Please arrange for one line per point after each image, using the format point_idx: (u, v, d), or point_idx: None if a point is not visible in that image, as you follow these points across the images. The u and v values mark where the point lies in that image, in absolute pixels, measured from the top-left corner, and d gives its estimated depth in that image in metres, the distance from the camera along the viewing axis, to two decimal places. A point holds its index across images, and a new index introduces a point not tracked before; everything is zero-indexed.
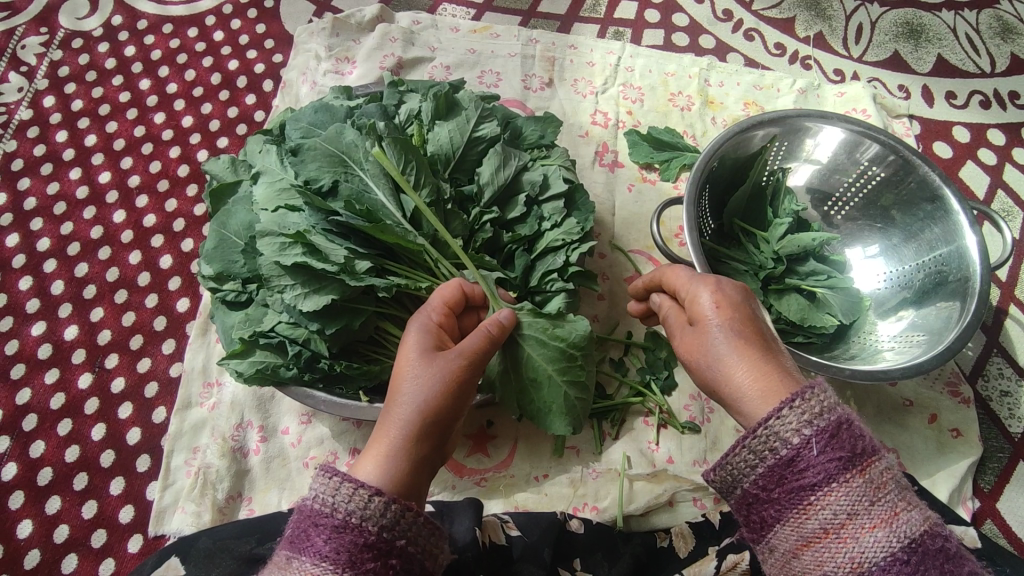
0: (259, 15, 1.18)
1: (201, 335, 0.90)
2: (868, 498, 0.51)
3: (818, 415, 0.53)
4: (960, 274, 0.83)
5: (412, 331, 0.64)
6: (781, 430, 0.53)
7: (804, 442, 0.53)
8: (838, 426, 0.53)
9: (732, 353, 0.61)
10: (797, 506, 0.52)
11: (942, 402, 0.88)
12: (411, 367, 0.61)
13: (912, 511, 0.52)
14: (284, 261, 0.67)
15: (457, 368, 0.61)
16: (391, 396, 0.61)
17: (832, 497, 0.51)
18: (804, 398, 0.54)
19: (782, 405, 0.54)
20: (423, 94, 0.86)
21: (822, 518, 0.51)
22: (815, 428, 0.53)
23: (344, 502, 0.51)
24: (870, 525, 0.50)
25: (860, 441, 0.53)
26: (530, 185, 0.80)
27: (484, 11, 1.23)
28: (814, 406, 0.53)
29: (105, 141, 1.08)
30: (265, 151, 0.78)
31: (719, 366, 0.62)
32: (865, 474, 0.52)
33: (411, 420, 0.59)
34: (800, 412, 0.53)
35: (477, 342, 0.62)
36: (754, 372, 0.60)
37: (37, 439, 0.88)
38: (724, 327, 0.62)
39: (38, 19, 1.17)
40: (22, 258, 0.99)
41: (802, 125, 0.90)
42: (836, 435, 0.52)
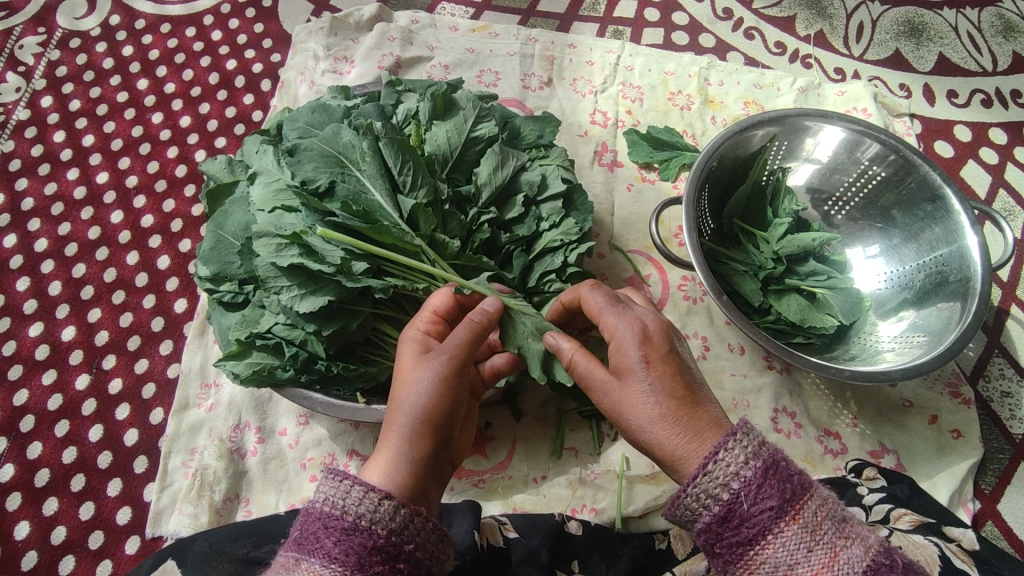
0: (258, 14, 1.18)
1: (199, 336, 0.90)
2: (806, 544, 0.50)
3: (742, 466, 0.52)
4: (961, 274, 0.82)
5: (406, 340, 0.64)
6: (709, 487, 0.53)
7: (735, 496, 0.52)
8: (764, 474, 0.52)
9: (664, 418, 0.58)
10: (740, 562, 0.52)
11: (942, 402, 0.88)
12: (404, 375, 0.61)
13: (853, 545, 0.51)
14: (280, 262, 0.67)
15: (449, 366, 0.60)
16: (393, 401, 0.60)
17: (770, 549, 0.51)
18: (728, 447, 0.53)
19: (707, 460, 0.53)
20: (421, 93, 0.86)
21: (766, 571, 0.51)
22: (742, 480, 0.52)
23: (354, 505, 0.51)
24: (811, 572, 0.50)
25: (789, 484, 0.52)
26: (528, 185, 0.80)
27: (484, 10, 1.22)
28: (739, 456, 0.53)
29: (102, 141, 1.07)
30: (262, 151, 0.78)
31: (651, 432, 0.58)
32: (798, 518, 0.51)
33: (414, 420, 0.58)
34: (725, 464, 0.53)
35: (468, 336, 0.61)
36: (684, 440, 0.57)
37: (34, 440, 0.88)
38: (652, 384, 0.58)
39: (36, 18, 1.16)
40: (20, 259, 0.99)
41: (802, 124, 0.90)
42: (764, 484, 0.52)
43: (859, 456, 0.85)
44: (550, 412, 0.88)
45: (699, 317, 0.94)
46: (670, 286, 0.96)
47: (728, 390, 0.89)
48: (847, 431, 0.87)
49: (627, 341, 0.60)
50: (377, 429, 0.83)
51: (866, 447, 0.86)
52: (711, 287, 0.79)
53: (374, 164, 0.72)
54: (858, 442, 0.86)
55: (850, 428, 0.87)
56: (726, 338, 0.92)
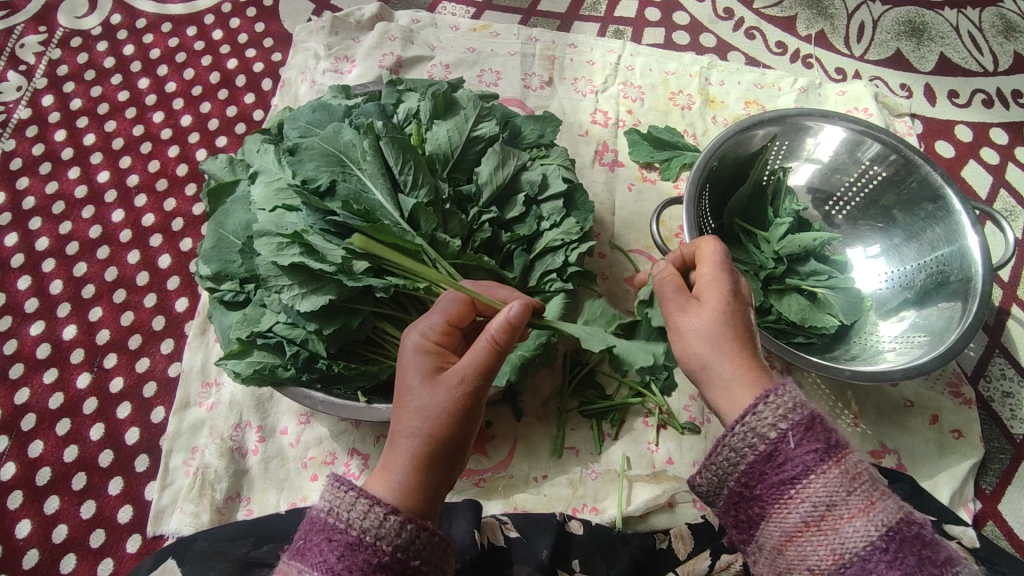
0: (259, 14, 1.18)
1: (200, 335, 0.90)
2: (845, 489, 0.51)
3: (791, 410, 0.53)
4: (963, 274, 0.82)
5: (411, 351, 0.60)
6: (757, 427, 0.53)
7: (783, 437, 0.53)
8: (810, 421, 0.53)
9: (728, 343, 0.60)
10: (777, 502, 0.53)
11: (943, 402, 0.88)
12: (415, 393, 0.57)
13: (888, 500, 0.51)
14: (281, 262, 0.67)
15: (457, 392, 0.57)
16: (399, 419, 0.58)
17: (810, 490, 0.51)
18: (779, 392, 0.54)
19: (758, 401, 0.54)
20: (422, 92, 0.86)
21: (802, 512, 0.52)
22: (790, 423, 0.53)
23: (358, 520, 0.51)
24: (847, 516, 0.51)
25: (833, 434, 0.53)
26: (529, 185, 0.80)
27: (484, 9, 1.22)
28: (787, 402, 0.53)
29: (104, 141, 1.07)
30: (263, 150, 0.78)
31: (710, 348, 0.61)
32: (840, 466, 0.52)
33: (419, 445, 0.56)
34: (775, 407, 0.53)
35: (486, 357, 0.57)
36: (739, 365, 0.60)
37: (36, 439, 0.88)
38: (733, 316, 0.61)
39: (37, 18, 1.16)
40: (21, 258, 0.99)
41: (803, 124, 0.90)
42: (811, 428, 0.53)
43: (860, 456, 0.85)
44: (550, 411, 0.87)
45: None
46: None
47: None
48: (847, 431, 0.87)
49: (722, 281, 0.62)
50: (378, 428, 0.83)
51: (867, 447, 0.86)
52: None
53: (375, 163, 0.72)
54: (859, 442, 0.86)
55: (850, 428, 0.87)
56: None
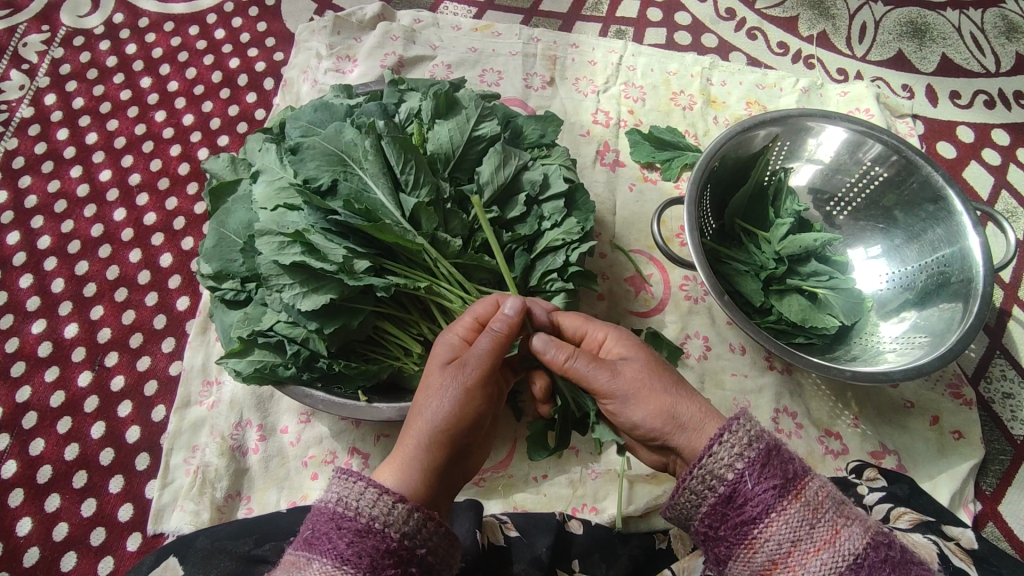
0: (261, 13, 1.18)
1: (201, 334, 0.90)
2: (807, 521, 0.50)
3: (747, 446, 0.53)
4: (964, 275, 0.82)
5: (441, 346, 0.65)
6: (714, 467, 0.53)
7: (740, 476, 0.52)
8: (767, 455, 0.52)
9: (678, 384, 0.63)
10: (744, 542, 0.52)
11: (943, 403, 0.88)
12: (435, 380, 0.61)
13: (855, 526, 0.50)
14: (283, 261, 0.67)
15: (474, 380, 0.61)
16: (415, 405, 0.61)
17: (773, 527, 0.50)
18: (732, 430, 0.54)
19: (712, 442, 0.54)
20: (424, 92, 0.86)
21: (769, 550, 0.50)
22: (746, 460, 0.52)
23: (368, 507, 0.51)
24: (813, 548, 0.49)
25: (791, 465, 0.52)
26: (530, 184, 0.80)
27: (486, 9, 1.22)
28: (742, 439, 0.53)
29: (106, 139, 1.08)
30: (264, 149, 0.78)
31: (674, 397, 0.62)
32: (800, 497, 0.51)
33: (432, 430, 0.59)
34: (729, 446, 0.53)
35: (491, 348, 0.62)
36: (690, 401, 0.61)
37: (37, 437, 0.88)
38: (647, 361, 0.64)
39: (40, 16, 1.17)
40: (23, 256, 0.99)
41: (804, 125, 0.90)
42: (767, 464, 0.52)
43: (860, 456, 0.85)
44: None
45: (700, 317, 0.94)
46: (671, 286, 0.96)
47: (729, 390, 0.89)
48: (847, 431, 0.87)
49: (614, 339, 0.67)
50: (379, 427, 0.83)
51: (867, 448, 0.86)
52: (713, 287, 0.79)
53: (377, 163, 0.72)
54: (859, 443, 0.86)
55: (850, 429, 0.87)
56: (728, 338, 0.92)
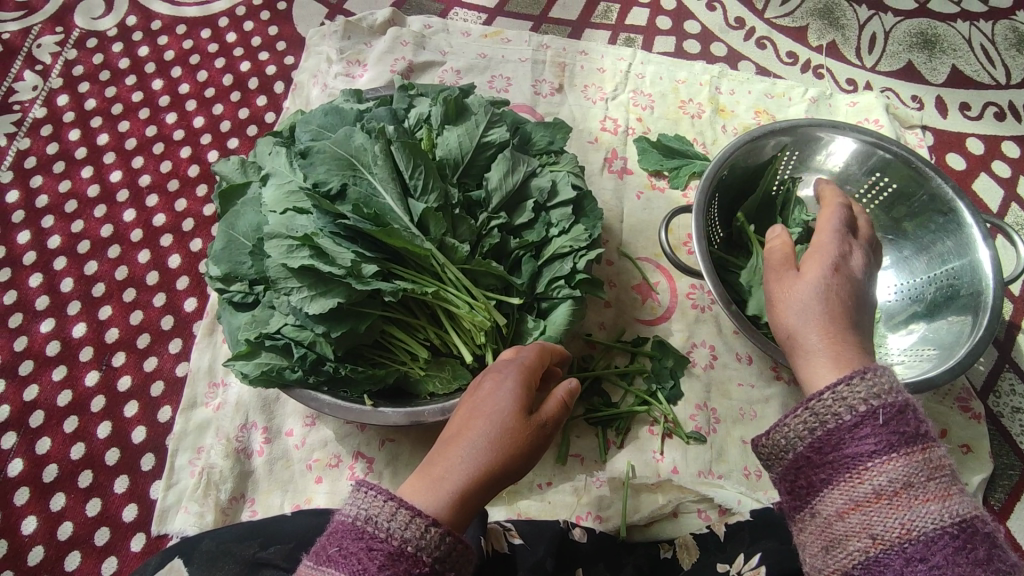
0: (273, 17, 1.19)
1: (208, 335, 0.90)
2: (924, 473, 0.48)
3: (887, 389, 0.51)
4: (972, 288, 0.82)
5: (509, 370, 0.61)
6: (847, 396, 0.51)
7: (872, 413, 0.50)
8: (904, 404, 0.50)
9: (821, 313, 0.63)
10: (850, 472, 0.50)
11: (952, 417, 0.87)
12: (499, 407, 0.57)
13: (964, 495, 0.48)
14: (292, 264, 0.68)
15: (537, 420, 0.58)
16: (470, 428, 0.56)
17: (890, 466, 0.48)
18: (878, 373, 0.52)
19: (852, 374, 0.52)
20: (434, 98, 0.86)
21: (876, 485, 0.49)
22: (883, 400, 0.50)
23: (400, 530, 0.49)
24: (923, 498, 0.47)
25: (923, 423, 0.50)
26: (538, 191, 0.80)
27: (496, 15, 1.23)
28: (883, 382, 0.51)
29: (117, 141, 1.08)
30: (275, 153, 0.78)
31: (801, 318, 0.64)
32: (925, 451, 0.49)
33: (485, 458, 0.55)
34: (871, 383, 0.51)
35: (556, 411, 0.60)
36: (830, 343, 0.62)
37: (43, 436, 0.88)
38: (826, 287, 0.64)
39: (54, 18, 1.18)
40: (33, 255, 1.00)
41: (813, 135, 0.90)
42: (905, 412, 0.50)
43: None
44: None
45: (707, 326, 0.93)
46: (678, 295, 0.95)
47: (735, 400, 0.89)
48: None
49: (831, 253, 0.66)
50: (383, 431, 0.83)
51: None
52: (719, 296, 0.80)
53: (386, 167, 0.73)
54: None
55: None
56: (735, 347, 0.92)
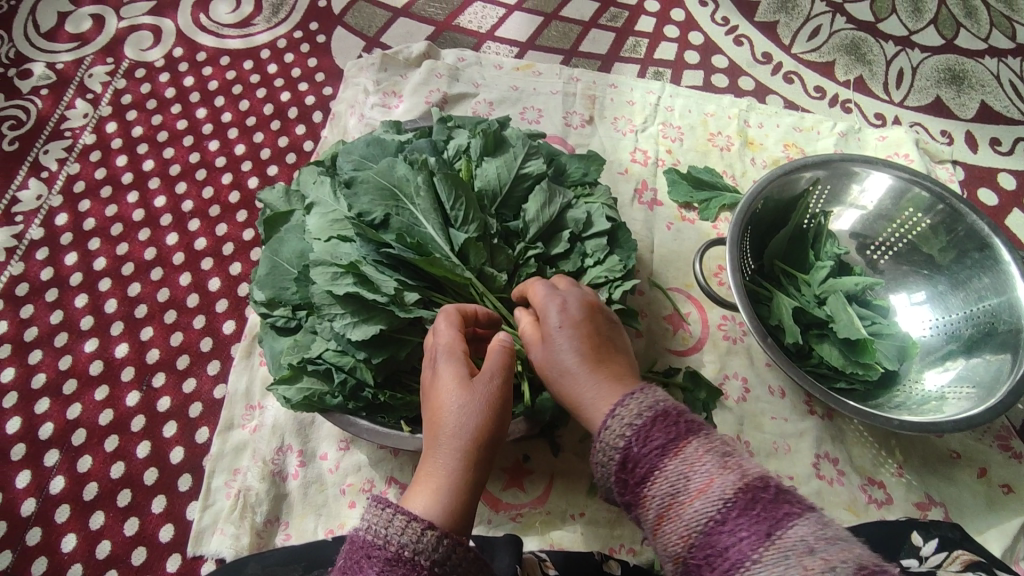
0: (313, 50, 1.23)
1: (246, 358, 0.92)
2: (684, 474, 0.52)
3: (635, 415, 0.56)
4: (1012, 326, 0.82)
5: (440, 359, 0.64)
6: (609, 438, 0.56)
7: (629, 444, 0.55)
8: (652, 421, 0.55)
9: (578, 371, 0.63)
10: (640, 502, 0.54)
11: (991, 455, 0.86)
12: (454, 399, 0.61)
13: (728, 474, 0.51)
14: (336, 291, 0.69)
15: (494, 388, 0.62)
16: (439, 426, 0.61)
17: (657, 483, 0.53)
18: (628, 403, 0.57)
19: (609, 416, 0.57)
20: (472, 130, 0.89)
21: (657, 505, 0.53)
22: (634, 427, 0.55)
23: (396, 536, 0.53)
24: (689, 498, 0.51)
25: (675, 426, 0.54)
26: (574, 222, 0.81)
27: (528, 49, 1.26)
28: (632, 409, 0.57)
29: (162, 167, 1.12)
30: (320, 182, 0.80)
31: (569, 383, 0.64)
32: (679, 453, 0.53)
33: (462, 447, 0.59)
34: (621, 416, 0.56)
35: (503, 360, 0.63)
36: (598, 385, 0.63)
37: (84, 454, 0.90)
38: (570, 342, 0.64)
39: (105, 49, 1.23)
40: (79, 277, 1.03)
41: (848, 169, 0.91)
42: (650, 429, 0.55)
43: (905, 507, 0.83)
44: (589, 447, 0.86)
45: (739, 358, 0.93)
46: (710, 325, 0.96)
47: (768, 433, 0.88)
48: (891, 480, 0.85)
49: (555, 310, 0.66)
50: (417, 457, 0.84)
51: (912, 498, 0.84)
52: (756, 328, 0.80)
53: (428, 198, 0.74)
54: (904, 493, 0.84)
55: (894, 478, 0.85)
56: (767, 380, 0.92)
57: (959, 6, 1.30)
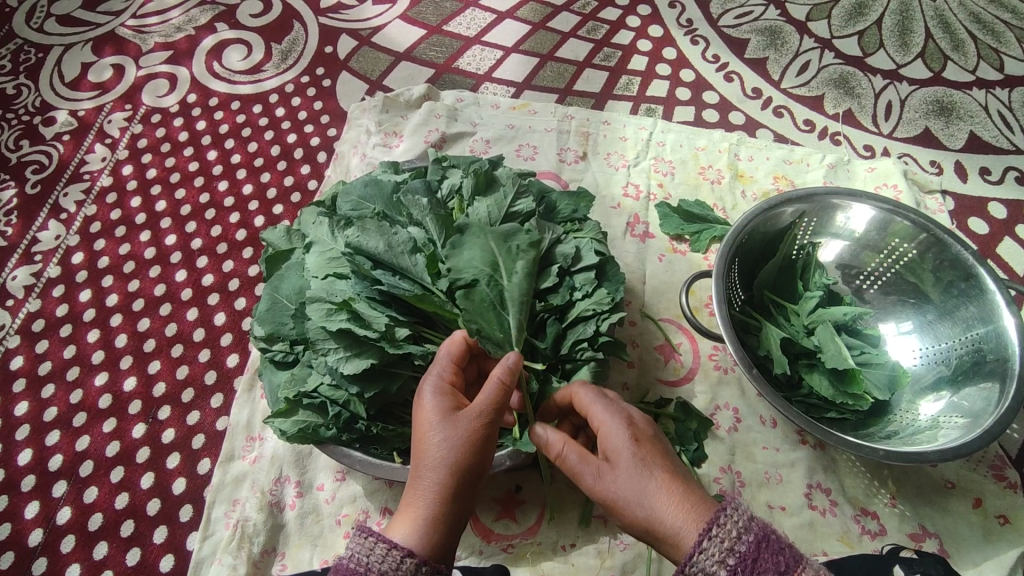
0: (318, 93, 1.30)
1: (248, 391, 0.95)
2: None
3: (737, 540, 0.58)
4: (998, 354, 0.82)
5: (430, 390, 0.67)
6: (707, 565, 0.58)
7: (733, 574, 0.57)
8: (756, 548, 0.58)
9: (654, 490, 0.62)
10: None
11: (986, 486, 0.86)
12: (438, 437, 0.64)
13: None
14: (330, 327, 0.72)
15: (479, 423, 0.64)
16: (421, 458, 0.64)
17: None
18: (720, 524, 0.59)
19: (702, 538, 0.59)
20: (465, 170, 0.92)
21: None
22: (737, 554, 0.58)
23: (378, 562, 0.59)
24: None
25: (781, 555, 0.58)
26: (563, 257, 0.84)
27: (524, 89, 1.31)
28: (732, 532, 0.59)
29: (173, 207, 1.17)
30: (318, 222, 0.84)
31: (644, 506, 0.62)
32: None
33: (440, 479, 0.63)
34: (720, 541, 0.58)
35: (494, 395, 0.65)
36: (677, 508, 0.61)
37: (91, 485, 0.92)
38: (640, 463, 0.63)
39: (124, 97, 1.30)
40: (92, 312, 1.07)
41: (831, 202, 0.93)
42: (758, 558, 0.58)
43: (899, 539, 0.83)
44: None
45: (730, 388, 0.94)
46: (701, 356, 0.97)
47: (760, 463, 0.89)
48: (884, 511, 0.85)
49: (615, 428, 0.66)
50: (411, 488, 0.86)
51: (906, 530, 0.84)
52: (741, 359, 0.81)
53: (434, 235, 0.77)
54: (897, 524, 0.84)
55: (888, 509, 0.85)
56: (758, 410, 0.93)
57: (947, 40, 1.33)
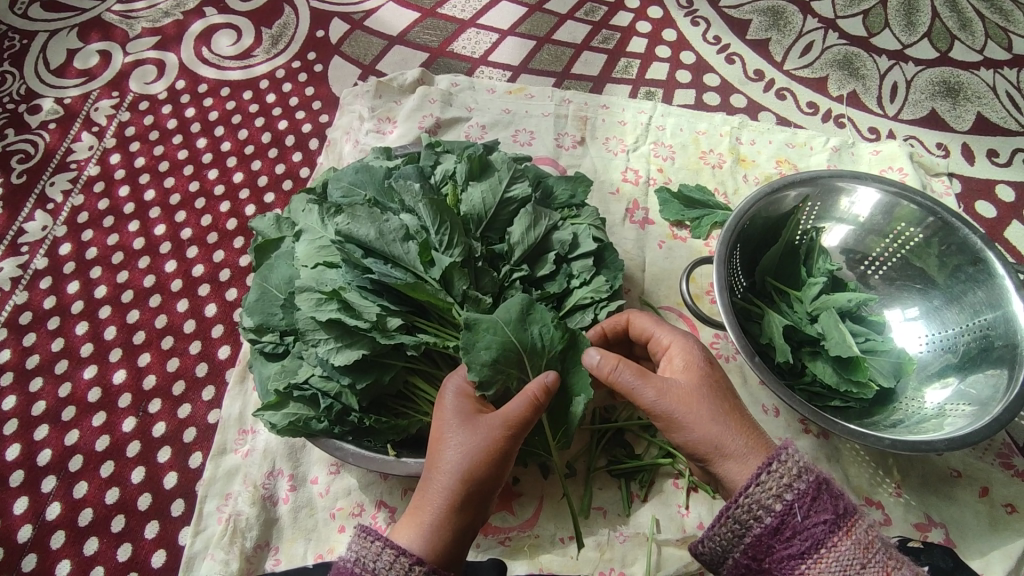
0: (309, 79, 1.27)
1: (240, 383, 0.93)
2: (859, 560, 0.59)
3: (796, 479, 0.60)
4: (1007, 340, 0.80)
5: (450, 393, 0.69)
6: (761, 498, 0.61)
7: (789, 509, 0.60)
8: (814, 490, 0.60)
9: (724, 413, 0.67)
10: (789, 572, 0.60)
11: (993, 473, 0.84)
12: (455, 441, 0.65)
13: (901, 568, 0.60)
14: (320, 317, 0.70)
15: (501, 432, 0.64)
16: (435, 459, 0.65)
17: (822, 562, 0.59)
18: (781, 461, 0.61)
19: (761, 471, 0.62)
20: (459, 155, 0.90)
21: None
22: (795, 492, 0.60)
23: (385, 568, 0.59)
24: None
25: (840, 501, 0.60)
26: (559, 244, 0.81)
27: (521, 72, 1.28)
28: (792, 471, 0.61)
29: (162, 197, 1.15)
30: (307, 210, 0.81)
31: (716, 425, 0.66)
32: (851, 534, 0.59)
33: (450, 483, 0.64)
34: (779, 477, 0.61)
35: (524, 407, 0.65)
36: (742, 434, 0.67)
37: (80, 481, 0.91)
38: (710, 389, 0.69)
39: (111, 84, 1.27)
40: (80, 305, 1.05)
41: (835, 185, 0.91)
42: (816, 496, 0.60)
43: (903, 529, 0.81)
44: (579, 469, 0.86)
45: (731, 376, 0.93)
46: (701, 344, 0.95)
47: None
48: (890, 501, 0.83)
49: (679, 353, 0.72)
50: (407, 481, 0.85)
51: (911, 519, 0.82)
52: (743, 348, 0.79)
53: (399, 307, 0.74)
54: (902, 514, 0.82)
55: (893, 498, 0.83)
56: (760, 399, 0.91)
57: (954, 19, 1.29)
